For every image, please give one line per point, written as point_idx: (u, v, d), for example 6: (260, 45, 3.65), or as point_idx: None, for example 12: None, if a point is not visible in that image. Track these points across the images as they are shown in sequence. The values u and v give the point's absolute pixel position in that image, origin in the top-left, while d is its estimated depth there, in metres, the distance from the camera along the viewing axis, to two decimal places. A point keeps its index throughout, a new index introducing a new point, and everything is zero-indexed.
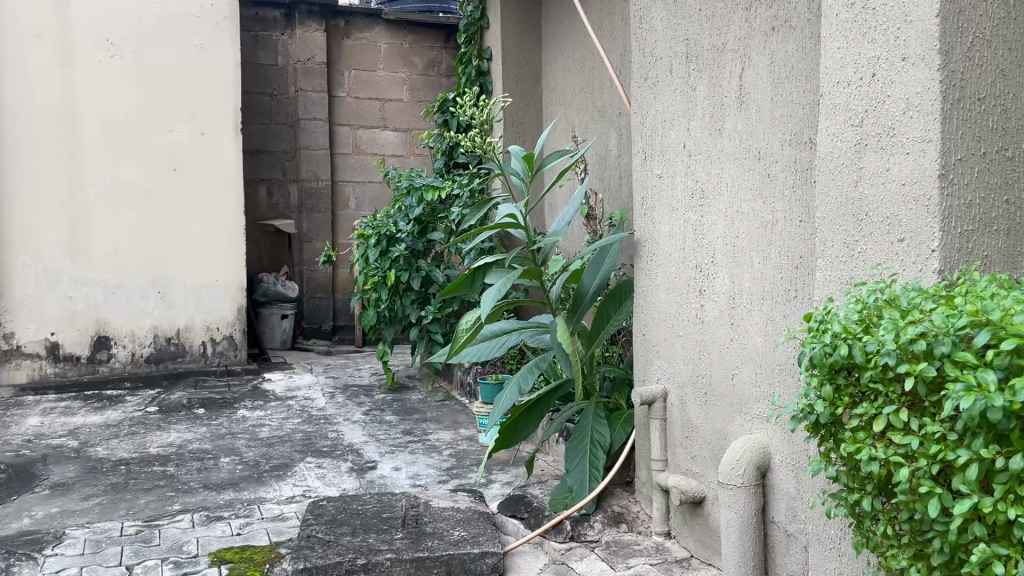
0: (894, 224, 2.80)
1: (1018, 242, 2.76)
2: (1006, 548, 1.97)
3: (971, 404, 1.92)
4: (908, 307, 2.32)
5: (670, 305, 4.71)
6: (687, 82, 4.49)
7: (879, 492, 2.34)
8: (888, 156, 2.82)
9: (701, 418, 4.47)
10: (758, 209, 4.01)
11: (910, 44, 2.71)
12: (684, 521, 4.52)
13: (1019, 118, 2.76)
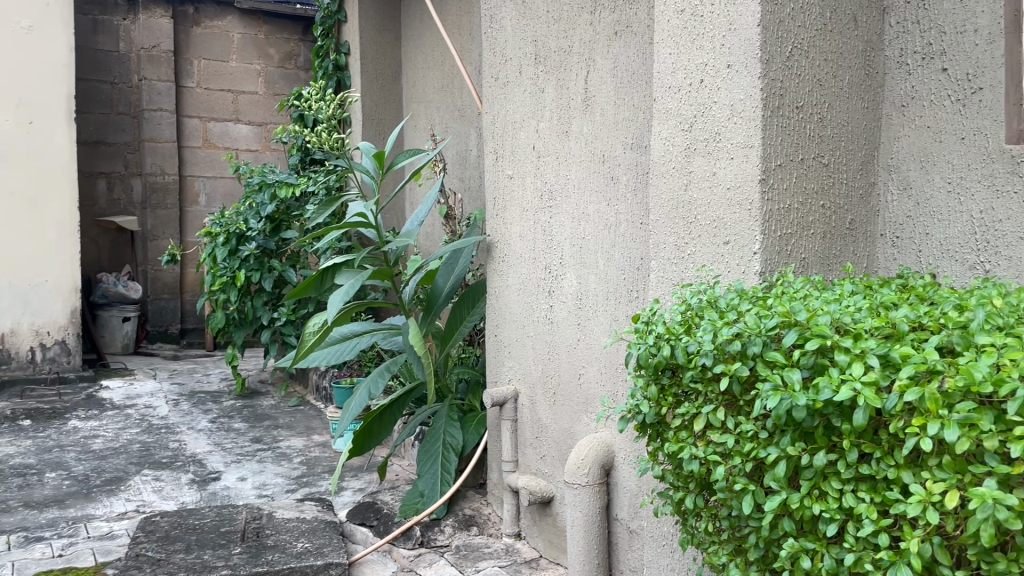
0: (720, 227, 2.90)
1: (832, 245, 2.96)
2: (812, 543, 2.04)
3: (778, 403, 2.00)
4: (726, 308, 2.40)
5: (520, 306, 4.70)
6: (536, 83, 4.49)
7: (701, 489, 2.41)
8: (714, 161, 2.91)
9: (550, 418, 4.49)
10: (603, 211, 4.06)
11: (733, 52, 2.80)
12: (534, 521, 4.53)
13: (834, 126, 2.93)
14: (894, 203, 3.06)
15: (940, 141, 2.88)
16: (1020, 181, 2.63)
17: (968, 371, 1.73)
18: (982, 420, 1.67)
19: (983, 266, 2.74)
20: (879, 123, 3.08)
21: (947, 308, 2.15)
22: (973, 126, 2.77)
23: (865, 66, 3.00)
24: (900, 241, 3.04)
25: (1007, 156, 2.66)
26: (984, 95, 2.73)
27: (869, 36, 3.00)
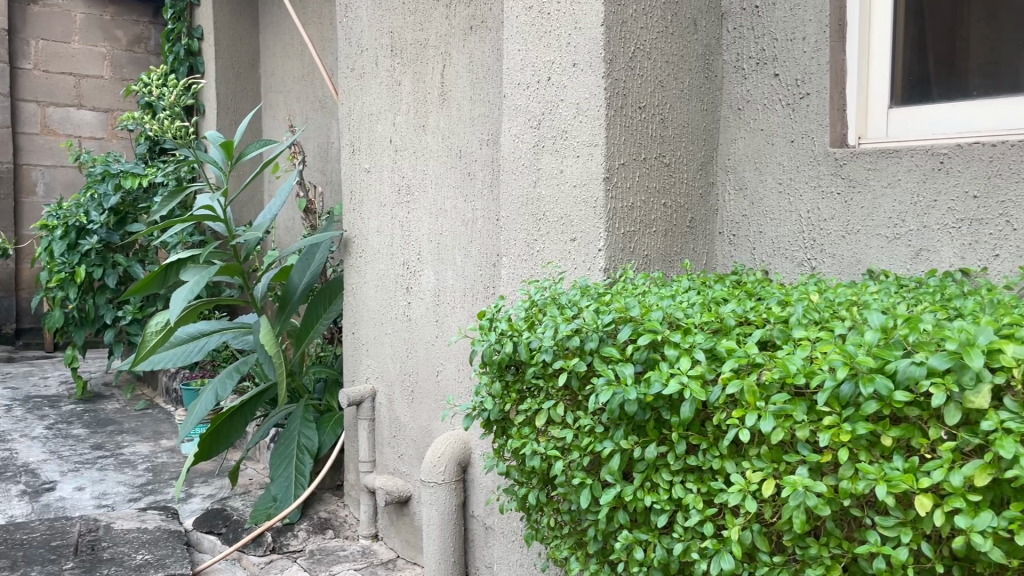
0: (567, 224, 2.93)
1: (673, 243, 3.06)
2: (646, 534, 2.09)
3: (612, 397, 2.03)
4: (567, 304, 2.42)
5: (378, 303, 4.61)
6: (392, 76, 4.40)
7: (543, 485, 2.43)
8: (562, 158, 2.93)
9: (407, 417, 4.42)
10: (460, 207, 4.03)
11: (579, 50, 2.82)
12: (391, 522, 4.46)
13: (675, 127, 3.02)
14: (730, 202, 3.19)
15: (773, 143, 3.03)
16: (842, 182, 2.82)
17: (783, 363, 1.80)
18: (795, 410, 1.74)
19: (810, 262, 2.94)
20: (717, 124, 3.20)
21: (771, 304, 2.25)
22: (801, 128, 2.94)
23: (704, 69, 3.11)
24: (736, 239, 3.17)
25: (831, 159, 2.84)
26: (811, 100, 2.90)
27: (707, 40, 3.11)
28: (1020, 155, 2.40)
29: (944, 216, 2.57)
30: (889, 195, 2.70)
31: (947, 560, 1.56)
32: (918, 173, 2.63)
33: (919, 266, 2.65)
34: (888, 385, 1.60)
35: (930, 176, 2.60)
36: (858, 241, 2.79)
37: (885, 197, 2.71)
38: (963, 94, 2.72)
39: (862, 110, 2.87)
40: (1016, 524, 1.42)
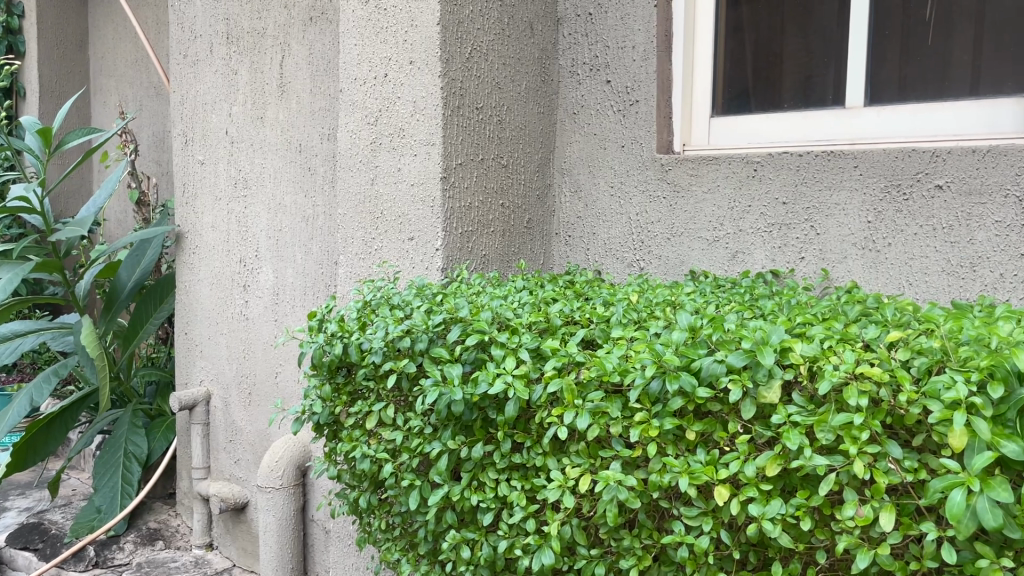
0: (404, 223, 2.90)
1: (511, 242, 3.10)
2: (473, 533, 2.10)
3: (438, 397, 2.02)
4: (400, 304, 2.39)
5: (214, 301, 4.41)
6: (228, 64, 4.22)
7: (374, 488, 2.40)
8: (399, 156, 2.90)
9: (245, 420, 4.26)
10: (299, 203, 3.91)
11: (415, 48, 2.81)
12: (227, 530, 4.31)
13: (512, 129, 3.06)
14: (566, 204, 3.27)
15: (605, 148, 3.13)
16: (668, 187, 2.97)
17: (600, 362, 1.85)
18: (610, 407, 1.81)
19: (638, 263, 3.07)
20: (553, 127, 3.27)
21: (597, 304, 2.32)
22: (631, 134, 3.06)
23: (540, 72, 3.17)
24: (572, 239, 3.26)
25: (658, 164, 2.98)
26: (640, 107, 3.02)
27: (543, 44, 3.17)
28: (822, 165, 2.61)
29: (757, 221, 2.76)
30: (709, 201, 2.87)
31: (744, 546, 1.66)
32: (734, 180, 2.80)
33: (736, 267, 2.83)
34: (692, 381, 1.68)
35: (746, 182, 2.78)
36: (682, 243, 2.94)
37: (706, 203, 2.88)
38: (776, 107, 2.92)
39: (686, 118, 3.03)
40: (801, 510, 1.53)
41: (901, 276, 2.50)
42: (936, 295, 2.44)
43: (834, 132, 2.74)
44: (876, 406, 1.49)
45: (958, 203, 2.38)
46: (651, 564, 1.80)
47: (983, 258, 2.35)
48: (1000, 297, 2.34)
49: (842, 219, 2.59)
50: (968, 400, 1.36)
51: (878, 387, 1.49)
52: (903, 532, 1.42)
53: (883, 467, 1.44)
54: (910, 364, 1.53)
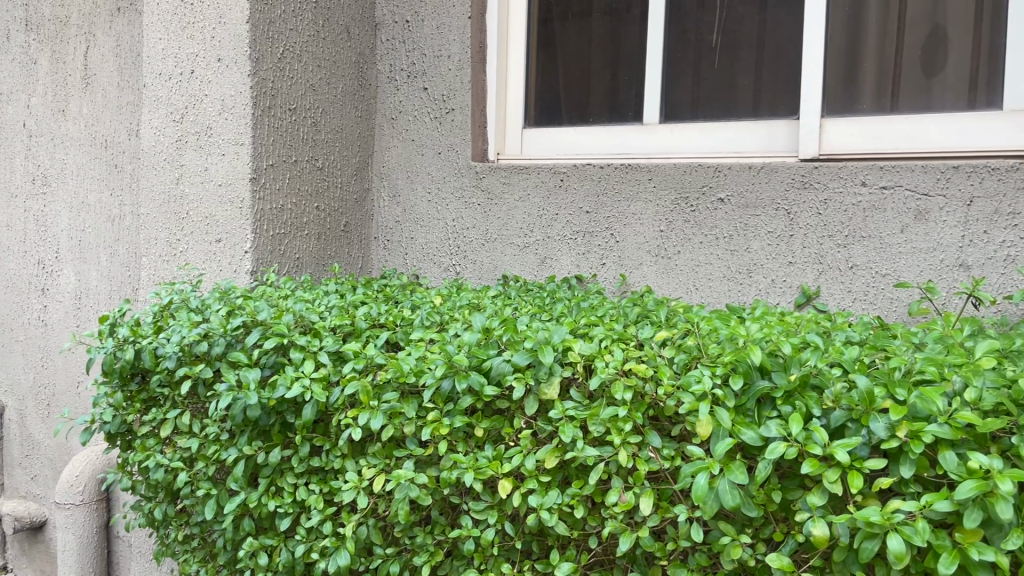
0: (211, 224, 2.84)
1: (327, 245, 3.07)
2: (272, 539, 2.07)
3: (232, 402, 1.98)
4: (199, 308, 2.33)
5: (8, 305, 4.10)
6: (27, 53, 3.94)
7: (171, 498, 2.31)
8: (206, 156, 2.83)
9: (43, 433, 3.97)
10: (105, 202, 3.70)
11: (223, 46, 2.75)
12: (25, 550, 4.03)
13: (328, 131, 3.04)
14: (384, 208, 3.28)
15: (422, 154, 3.17)
16: (482, 194, 3.05)
17: (396, 364, 1.86)
18: (405, 408, 1.84)
19: (454, 268, 3.12)
20: (371, 131, 3.27)
21: (403, 307, 2.35)
22: (447, 141, 3.11)
23: (357, 77, 3.17)
24: (390, 244, 3.28)
25: (472, 172, 3.06)
26: (456, 116, 3.08)
27: (361, 49, 3.17)
28: (621, 177, 2.78)
29: (563, 228, 2.89)
30: (520, 208, 2.97)
31: (527, 536, 1.74)
32: (543, 189, 2.92)
33: (544, 272, 2.94)
34: (480, 380, 1.74)
35: (553, 192, 2.90)
36: (495, 249, 3.03)
37: (517, 210, 2.98)
38: (583, 120, 3.07)
39: (500, 128, 3.12)
40: (575, 498, 1.62)
41: (689, 282, 2.69)
42: (719, 300, 2.65)
43: (634, 146, 2.92)
44: (641, 400, 1.61)
45: (737, 215, 2.59)
46: (443, 559, 1.84)
47: (758, 266, 2.57)
48: (772, 300, 2.56)
49: (639, 227, 2.76)
50: (712, 393, 1.51)
51: (643, 382, 1.61)
52: (661, 515, 1.54)
53: (644, 455, 1.57)
54: (673, 361, 1.67)
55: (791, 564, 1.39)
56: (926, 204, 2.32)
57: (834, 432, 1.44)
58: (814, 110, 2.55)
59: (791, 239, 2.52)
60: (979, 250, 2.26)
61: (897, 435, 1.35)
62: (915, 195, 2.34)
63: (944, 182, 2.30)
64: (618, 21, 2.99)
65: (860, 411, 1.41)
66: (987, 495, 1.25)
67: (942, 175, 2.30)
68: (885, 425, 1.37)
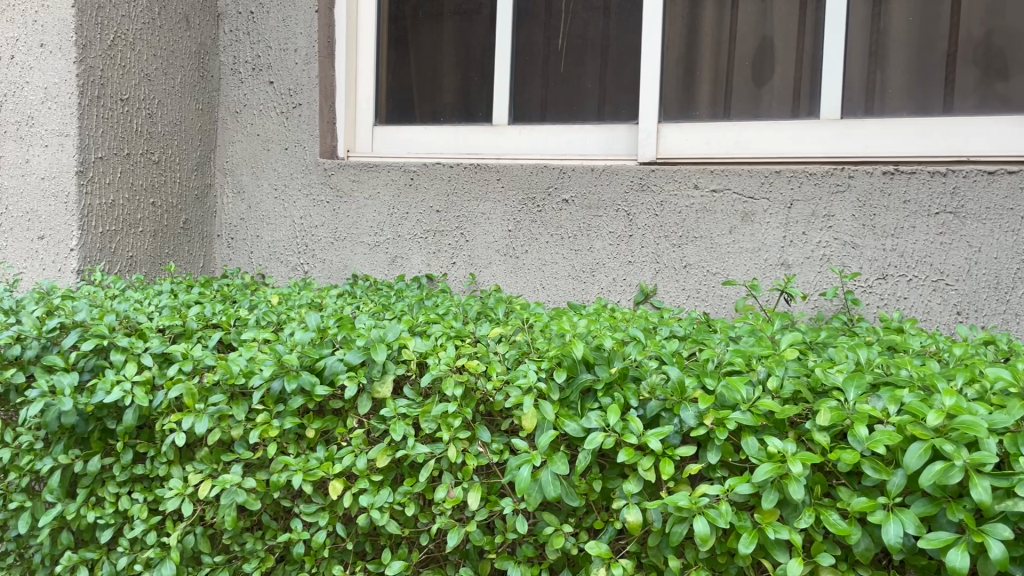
0: (33, 220, 2.69)
1: (164, 243, 2.94)
2: (93, 552, 1.95)
3: (44, 409, 1.84)
4: (13, 308, 2.17)
5: None
6: None
7: None
8: (28, 147, 2.68)
9: None
10: None
11: (47, 31, 2.58)
12: None
13: (166, 124, 2.91)
14: (228, 205, 3.16)
15: (268, 149, 3.07)
16: (330, 192, 2.98)
17: (225, 364, 1.78)
18: (233, 410, 1.76)
19: (302, 267, 3.05)
20: (213, 125, 3.15)
21: (240, 306, 2.27)
22: (294, 137, 3.02)
23: (198, 67, 3.04)
24: (234, 242, 3.16)
25: (320, 169, 2.99)
26: (302, 111, 2.99)
27: (201, 39, 3.04)
28: (470, 177, 2.79)
29: (413, 227, 2.87)
30: (369, 207, 2.93)
31: (359, 537, 1.71)
32: (392, 188, 2.89)
33: (394, 272, 2.92)
34: (311, 380, 1.69)
35: (403, 190, 2.88)
36: (344, 248, 2.98)
37: (366, 208, 2.94)
38: (434, 119, 3.06)
39: (350, 124, 3.07)
40: (406, 496, 1.61)
41: (536, 281, 2.73)
42: (564, 298, 2.70)
43: (483, 146, 2.93)
44: (471, 395, 1.61)
45: (580, 215, 2.66)
46: (274, 565, 1.79)
47: (600, 265, 2.65)
48: (613, 299, 2.65)
49: (488, 227, 2.78)
50: (537, 386, 1.54)
51: (474, 378, 1.61)
52: (489, 508, 1.55)
53: (473, 451, 1.57)
54: (504, 357, 1.68)
55: (609, 552, 1.44)
56: (751, 206, 2.46)
57: (650, 422, 1.50)
58: (651, 116, 2.64)
59: (631, 239, 2.60)
60: (799, 250, 2.42)
61: (704, 423, 1.42)
62: (742, 198, 2.47)
63: (768, 186, 2.44)
64: (467, 22, 3.02)
65: (673, 401, 1.48)
66: (782, 477, 1.33)
67: (766, 180, 2.44)
68: (694, 414, 1.44)
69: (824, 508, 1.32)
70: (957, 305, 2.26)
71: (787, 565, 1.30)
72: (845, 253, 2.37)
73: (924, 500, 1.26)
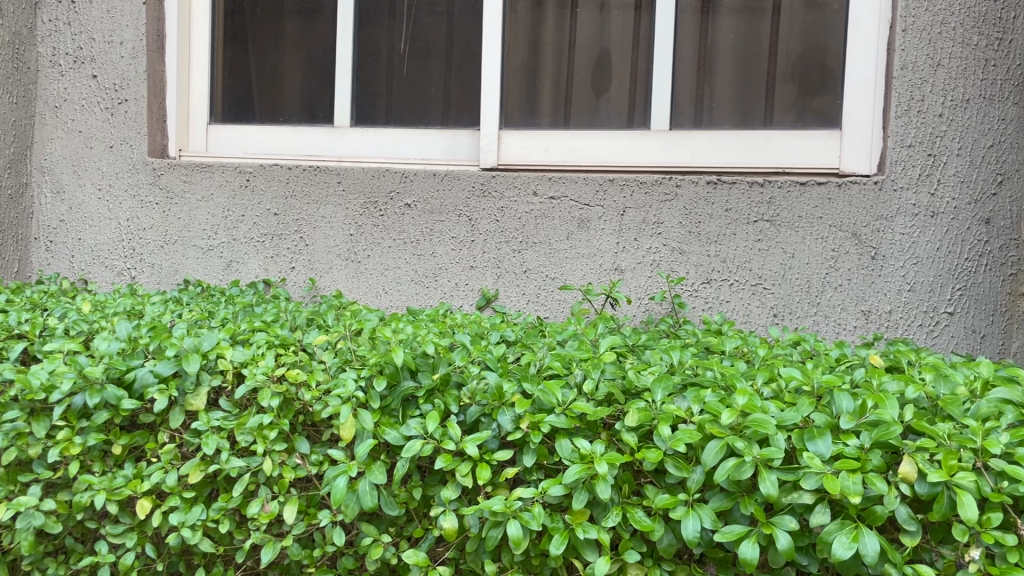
0: None
1: None
2: None
3: None
4: None
5: None
6: None
7: None
8: None
9: None
10: None
11: None
12: None
13: None
14: (47, 206, 2.95)
15: (91, 147, 2.89)
16: (159, 193, 2.84)
17: (23, 379, 1.63)
18: (31, 428, 1.63)
19: (129, 272, 2.89)
20: (30, 120, 2.93)
21: (48, 315, 2.11)
22: (119, 135, 2.86)
23: (11, 58, 2.83)
24: (53, 245, 2.96)
25: (149, 169, 2.84)
26: (129, 107, 2.84)
27: (14, 27, 2.83)
28: (309, 179, 2.72)
29: (250, 230, 2.78)
30: (202, 209, 2.81)
31: (172, 557, 1.63)
32: (227, 189, 2.78)
33: (229, 277, 2.81)
34: (117, 394, 1.59)
35: (238, 192, 2.77)
36: (175, 252, 2.84)
37: (199, 210, 2.81)
38: (274, 119, 2.96)
39: (182, 123, 2.93)
40: (221, 512, 1.54)
41: (378, 285, 2.70)
42: (405, 303, 2.68)
43: (324, 148, 2.86)
44: (290, 406, 1.56)
45: (422, 220, 2.64)
46: None
47: (443, 270, 2.64)
48: (455, 303, 2.65)
49: (328, 231, 2.71)
50: (356, 396, 1.51)
51: (294, 389, 1.56)
52: (307, 522, 1.51)
53: (291, 463, 1.52)
54: (327, 365, 1.63)
55: (427, 560, 1.43)
56: (587, 213, 2.52)
57: (471, 427, 1.50)
58: (492, 123, 2.66)
59: (472, 244, 2.62)
60: (631, 255, 2.50)
61: (520, 427, 1.43)
62: (579, 205, 2.53)
63: (602, 194, 2.51)
64: (309, 22, 2.95)
65: (491, 406, 1.49)
66: (592, 477, 1.36)
67: (600, 188, 2.51)
68: (511, 418, 1.45)
69: (630, 507, 1.36)
70: (773, 307, 2.40)
71: (595, 564, 1.33)
72: (673, 259, 2.47)
73: (721, 495, 1.32)
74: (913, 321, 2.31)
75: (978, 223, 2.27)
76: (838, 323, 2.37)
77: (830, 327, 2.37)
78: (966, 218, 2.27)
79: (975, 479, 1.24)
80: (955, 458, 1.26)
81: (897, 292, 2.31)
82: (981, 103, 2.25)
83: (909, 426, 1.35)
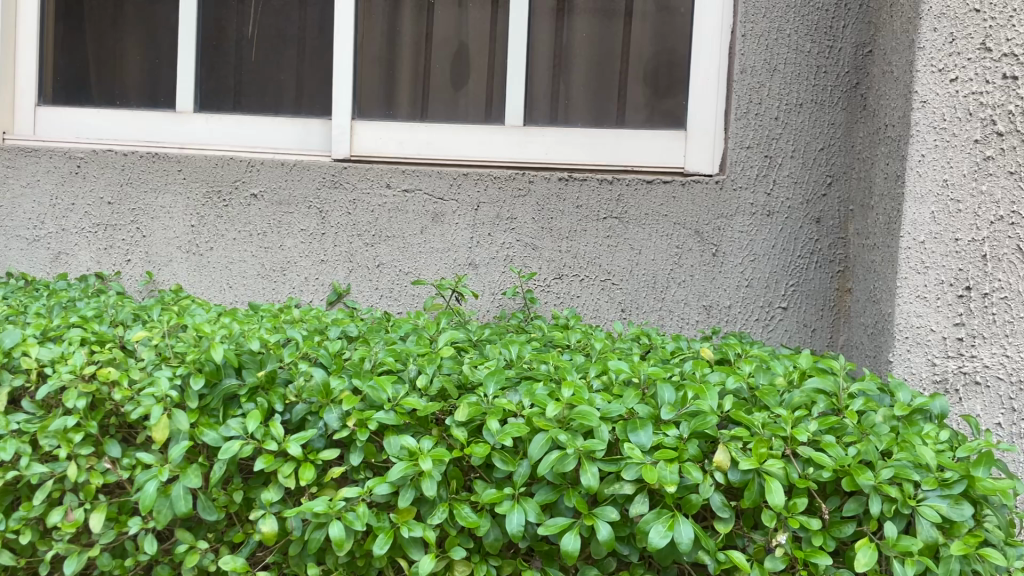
0: None
1: None
2: None
3: None
4: None
5: None
6: None
7: None
8: None
9: None
10: None
11: None
12: None
13: None
14: None
15: None
16: None
17: None
18: None
19: None
20: None
21: None
22: None
23: None
24: None
25: None
26: None
27: None
28: (147, 166, 2.58)
29: (81, 220, 2.61)
30: (27, 196, 2.61)
31: None
32: (55, 175, 2.60)
33: (57, 269, 2.63)
34: None
35: (68, 179, 2.60)
36: None
37: (24, 198, 2.62)
38: (111, 103, 2.78)
39: (7, 104, 2.72)
40: (21, 523, 1.42)
41: (221, 279, 2.58)
42: (251, 297, 2.58)
43: (165, 134, 2.70)
44: (100, 407, 1.47)
45: (269, 211, 2.55)
46: None
47: (291, 263, 2.56)
48: (305, 298, 2.57)
49: (167, 221, 2.58)
50: (171, 395, 1.43)
51: (103, 388, 1.46)
52: (117, 530, 1.41)
53: (100, 468, 1.43)
54: (144, 363, 1.54)
55: (246, 565, 1.36)
56: (441, 207, 2.50)
57: (297, 426, 1.45)
58: (344, 112, 2.57)
59: (323, 237, 2.54)
60: (484, 250, 2.49)
61: (347, 425, 1.39)
62: (432, 199, 2.50)
63: (456, 188, 2.49)
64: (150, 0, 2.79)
65: (318, 404, 1.43)
66: (418, 474, 1.33)
67: (454, 182, 2.49)
68: (338, 416, 1.41)
69: (457, 503, 1.34)
70: (621, 302, 2.45)
71: (420, 562, 1.31)
72: (526, 254, 2.48)
73: (547, 488, 1.33)
74: (750, 315, 2.41)
75: (810, 223, 2.39)
76: (682, 318, 2.44)
77: (674, 322, 2.44)
78: (799, 218, 2.39)
79: (783, 466, 1.29)
80: (765, 445, 1.31)
81: (736, 288, 2.41)
82: (813, 108, 2.36)
83: (727, 416, 1.40)
